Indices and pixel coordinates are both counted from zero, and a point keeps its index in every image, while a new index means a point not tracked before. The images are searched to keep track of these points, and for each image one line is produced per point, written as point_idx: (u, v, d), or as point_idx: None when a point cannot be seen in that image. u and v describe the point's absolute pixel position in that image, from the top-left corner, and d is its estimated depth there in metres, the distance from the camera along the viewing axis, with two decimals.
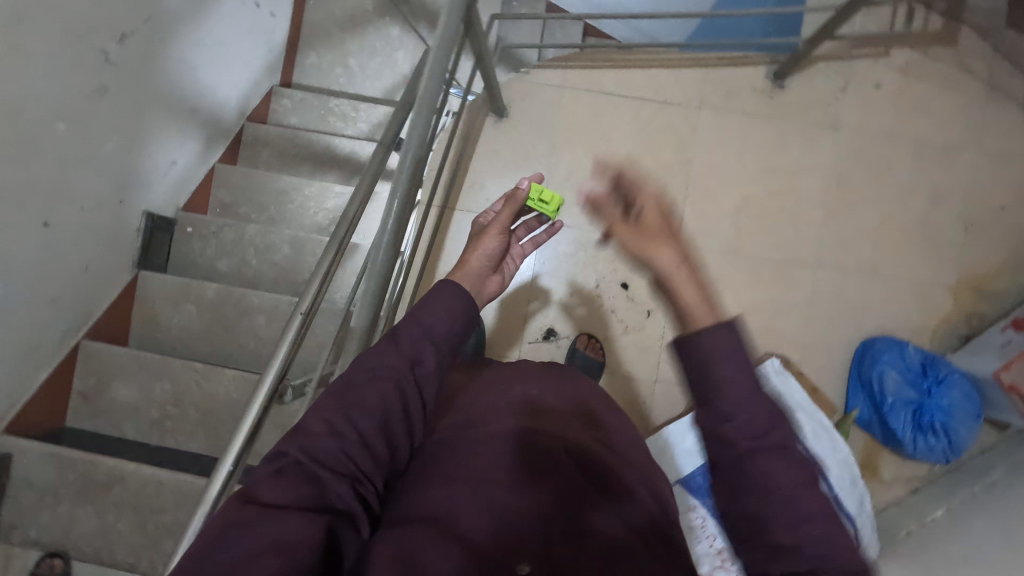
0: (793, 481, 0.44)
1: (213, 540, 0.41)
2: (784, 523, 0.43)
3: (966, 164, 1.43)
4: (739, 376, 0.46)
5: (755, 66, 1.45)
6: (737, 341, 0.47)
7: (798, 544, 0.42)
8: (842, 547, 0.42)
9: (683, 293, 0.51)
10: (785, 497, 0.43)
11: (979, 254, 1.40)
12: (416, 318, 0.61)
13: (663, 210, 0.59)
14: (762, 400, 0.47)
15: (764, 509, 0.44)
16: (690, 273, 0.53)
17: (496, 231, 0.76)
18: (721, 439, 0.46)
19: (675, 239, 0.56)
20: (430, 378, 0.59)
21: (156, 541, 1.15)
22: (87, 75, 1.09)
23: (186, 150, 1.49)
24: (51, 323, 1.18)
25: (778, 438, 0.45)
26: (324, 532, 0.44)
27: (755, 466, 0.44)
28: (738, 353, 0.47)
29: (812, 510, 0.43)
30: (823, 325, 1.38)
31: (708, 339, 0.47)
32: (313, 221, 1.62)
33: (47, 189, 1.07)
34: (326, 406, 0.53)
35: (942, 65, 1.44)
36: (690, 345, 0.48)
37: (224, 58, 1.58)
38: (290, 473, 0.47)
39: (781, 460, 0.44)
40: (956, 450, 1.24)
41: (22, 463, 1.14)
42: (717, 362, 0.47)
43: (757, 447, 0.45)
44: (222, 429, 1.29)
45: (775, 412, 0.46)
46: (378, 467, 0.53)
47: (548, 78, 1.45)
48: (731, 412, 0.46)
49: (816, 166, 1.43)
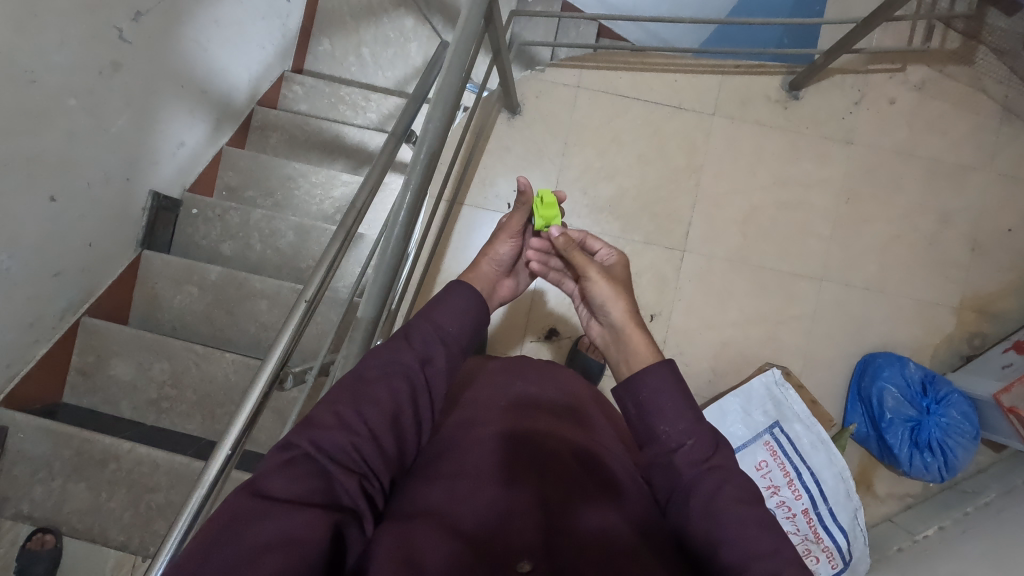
0: (733, 497, 0.52)
1: (220, 530, 0.41)
2: (732, 539, 0.50)
3: (976, 185, 1.43)
4: (678, 408, 0.58)
5: (771, 76, 1.45)
6: (673, 378, 0.60)
7: (744, 556, 0.49)
8: (785, 560, 0.49)
9: (633, 336, 0.67)
10: (730, 515, 0.51)
11: (985, 275, 1.41)
12: (429, 319, 0.63)
13: (622, 276, 0.74)
14: (700, 426, 0.57)
15: (714, 528, 0.51)
16: (637, 321, 0.68)
17: (507, 237, 0.77)
18: (671, 465, 0.56)
19: (628, 292, 0.72)
20: (440, 376, 0.60)
21: (147, 520, 1.15)
22: (100, 51, 1.08)
23: (195, 132, 1.48)
24: (52, 297, 1.17)
25: (716, 460, 0.55)
26: (331, 528, 0.44)
27: (703, 488, 0.53)
28: (672, 388, 0.59)
29: (753, 524, 0.51)
30: (825, 340, 1.39)
31: (652, 378, 0.60)
32: (318, 209, 1.62)
33: (54, 162, 1.06)
34: (337, 400, 0.54)
35: (958, 85, 1.44)
36: (634, 385, 0.60)
37: (237, 39, 1.56)
38: (299, 465, 0.48)
39: (722, 480, 0.54)
40: (952, 469, 1.24)
41: (17, 437, 1.14)
42: (660, 396, 0.59)
43: (701, 470, 0.54)
44: (219, 412, 1.29)
45: (711, 439, 0.57)
46: (386, 464, 0.54)
47: (563, 77, 1.45)
48: (676, 441, 0.57)
49: (826, 179, 1.43)
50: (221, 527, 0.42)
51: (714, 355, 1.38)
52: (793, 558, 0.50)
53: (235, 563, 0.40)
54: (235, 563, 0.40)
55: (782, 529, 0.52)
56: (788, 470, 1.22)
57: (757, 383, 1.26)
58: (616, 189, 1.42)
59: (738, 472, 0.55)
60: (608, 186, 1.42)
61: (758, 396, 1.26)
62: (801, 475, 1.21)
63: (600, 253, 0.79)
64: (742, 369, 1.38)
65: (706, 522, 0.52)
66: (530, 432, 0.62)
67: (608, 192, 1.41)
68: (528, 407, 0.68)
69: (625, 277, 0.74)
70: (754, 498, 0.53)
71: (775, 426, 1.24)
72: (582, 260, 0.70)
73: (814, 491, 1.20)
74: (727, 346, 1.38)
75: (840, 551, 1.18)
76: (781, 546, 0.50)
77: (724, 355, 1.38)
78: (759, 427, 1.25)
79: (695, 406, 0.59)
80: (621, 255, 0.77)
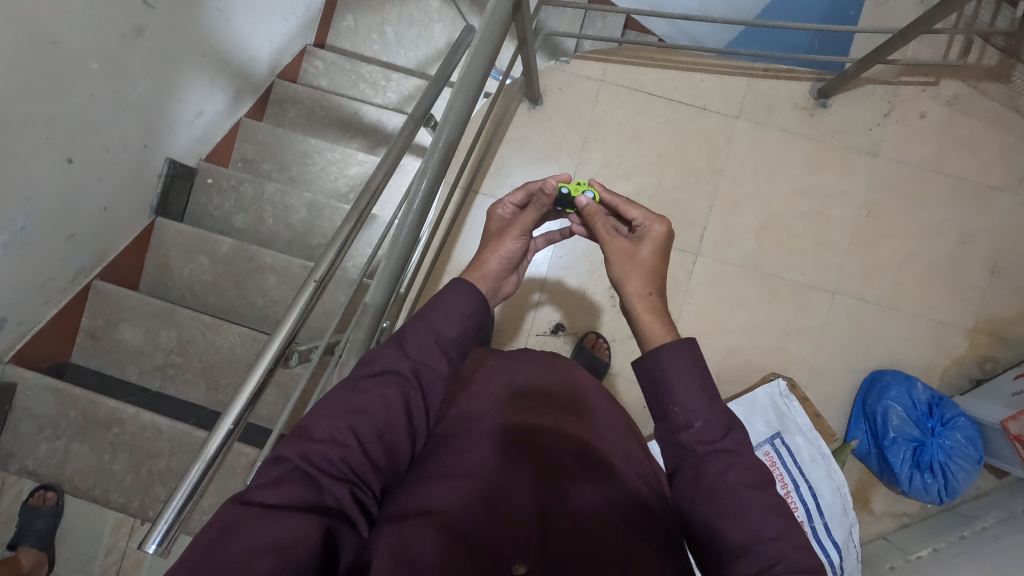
0: (741, 479, 0.51)
1: (208, 545, 0.41)
2: (740, 523, 0.50)
3: (1002, 207, 1.40)
4: (690, 388, 0.56)
5: (799, 81, 1.42)
6: (690, 359, 0.57)
7: (751, 542, 0.49)
8: (791, 543, 0.49)
9: (643, 318, 0.64)
10: (737, 498, 0.50)
11: (1003, 299, 1.38)
12: (426, 321, 0.60)
13: (650, 254, 0.67)
14: (716, 411, 0.56)
15: (719, 509, 0.50)
16: (650, 302, 0.64)
17: (517, 233, 0.71)
18: (677, 446, 0.55)
19: (650, 272, 0.66)
20: (437, 385, 0.59)
21: (147, 485, 1.16)
22: (123, 15, 1.07)
23: (215, 102, 1.48)
24: (64, 259, 1.18)
25: (725, 444, 0.54)
26: (322, 531, 0.44)
27: (707, 470, 0.52)
28: (688, 370, 0.57)
29: (762, 509, 0.50)
30: (834, 353, 1.37)
31: (668, 356, 0.58)
32: (333, 186, 1.61)
33: (75, 124, 1.06)
34: (327, 412, 0.53)
35: (991, 103, 1.41)
36: (651, 362, 0.58)
37: (261, 9, 1.55)
38: (288, 479, 0.47)
39: (729, 464, 0.52)
40: (952, 492, 1.23)
41: (24, 393, 1.16)
42: (672, 376, 0.57)
43: (708, 451, 0.53)
44: (223, 383, 1.30)
45: (723, 422, 0.55)
46: (378, 472, 0.53)
47: (588, 70, 1.43)
48: (684, 421, 0.55)
49: (848, 190, 1.40)
50: (208, 541, 0.41)
51: (719, 361, 1.37)
52: (799, 542, 0.49)
53: (226, 565, 0.40)
54: (227, 568, 0.40)
55: (790, 515, 0.51)
56: (786, 482, 1.22)
57: (761, 394, 1.27)
58: (634, 187, 1.40)
59: (748, 455, 0.54)
60: (626, 184, 1.40)
61: (761, 406, 1.27)
62: (799, 487, 1.22)
63: (636, 220, 0.70)
64: (747, 377, 1.36)
65: (710, 506, 0.51)
66: (529, 430, 0.61)
67: (625, 189, 1.40)
68: (527, 403, 0.67)
69: (656, 252, 0.67)
70: (763, 482, 0.52)
71: (776, 437, 1.26)
72: (606, 235, 0.69)
73: (810, 505, 1.21)
74: (733, 353, 1.37)
75: (832, 566, 1.18)
76: (788, 530, 0.50)
77: (729, 362, 1.37)
78: (760, 437, 1.26)
79: (709, 388, 0.57)
80: (663, 226, 0.68)
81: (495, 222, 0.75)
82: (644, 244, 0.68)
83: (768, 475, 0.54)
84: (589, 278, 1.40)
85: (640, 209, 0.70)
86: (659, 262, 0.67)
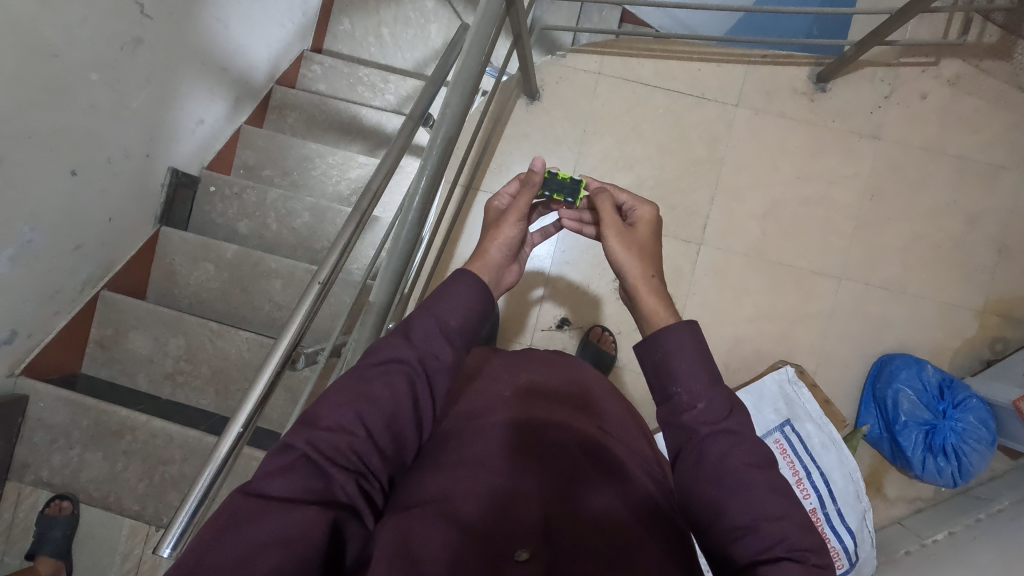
0: (742, 459, 0.51)
1: (214, 537, 0.41)
2: (743, 504, 0.49)
3: (1008, 186, 1.38)
4: (692, 369, 0.56)
5: (799, 66, 1.41)
6: (692, 339, 0.57)
7: (755, 523, 0.48)
8: (794, 524, 0.49)
9: (646, 300, 0.63)
10: (740, 478, 0.50)
11: (1011, 278, 1.37)
12: (431, 310, 0.60)
13: (645, 238, 0.68)
14: (720, 392, 0.55)
15: (722, 492, 0.50)
16: (651, 281, 0.64)
17: (514, 219, 0.71)
18: (680, 427, 0.55)
19: (647, 255, 0.66)
20: (443, 375, 0.59)
21: (161, 491, 1.17)
22: (122, 26, 1.08)
23: (214, 109, 1.49)
24: (72, 270, 1.19)
25: (728, 424, 0.53)
26: (327, 523, 0.45)
27: (710, 450, 0.52)
28: (692, 351, 0.57)
29: (765, 487, 0.50)
30: (842, 339, 1.36)
31: (670, 338, 0.57)
32: (334, 190, 1.62)
33: (78, 136, 1.07)
34: (335, 400, 0.53)
35: (994, 80, 1.40)
36: (653, 344, 0.58)
37: (259, 15, 1.56)
38: (296, 468, 0.47)
39: (733, 444, 0.52)
40: (966, 474, 1.22)
41: (36, 405, 1.17)
42: (674, 357, 0.57)
43: (713, 431, 0.53)
44: (231, 389, 1.31)
45: (726, 402, 0.55)
46: (384, 463, 0.53)
47: (585, 63, 1.43)
48: (687, 403, 0.55)
49: (851, 174, 1.39)
50: (215, 531, 0.42)
51: (726, 351, 1.36)
52: (802, 522, 0.49)
53: (234, 557, 0.41)
54: (234, 560, 0.40)
55: (794, 495, 0.51)
56: (797, 469, 1.22)
57: (769, 381, 1.27)
58: (635, 178, 1.39)
59: (750, 436, 0.54)
60: (627, 175, 1.40)
61: (770, 394, 1.26)
62: (811, 474, 1.22)
63: (626, 205, 0.72)
64: (754, 365, 1.36)
65: (711, 488, 0.51)
66: (533, 423, 0.61)
67: (626, 182, 1.39)
68: (535, 397, 0.68)
69: (650, 236, 0.68)
70: (767, 463, 0.52)
71: (786, 424, 1.25)
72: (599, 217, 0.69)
73: (823, 492, 1.21)
74: (740, 342, 1.36)
75: (846, 552, 1.18)
76: (791, 510, 0.50)
77: (736, 351, 1.36)
78: (770, 425, 1.26)
79: (711, 369, 0.56)
80: (651, 209, 0.69)
81: (492, 213, 0.75)
82: (639, 227, 0.69)
83: (772, 457, 0.53)
84: (592, 271, 1.40)
85: (630, 195, 0.71)
86: (654, 247, 0.68)
